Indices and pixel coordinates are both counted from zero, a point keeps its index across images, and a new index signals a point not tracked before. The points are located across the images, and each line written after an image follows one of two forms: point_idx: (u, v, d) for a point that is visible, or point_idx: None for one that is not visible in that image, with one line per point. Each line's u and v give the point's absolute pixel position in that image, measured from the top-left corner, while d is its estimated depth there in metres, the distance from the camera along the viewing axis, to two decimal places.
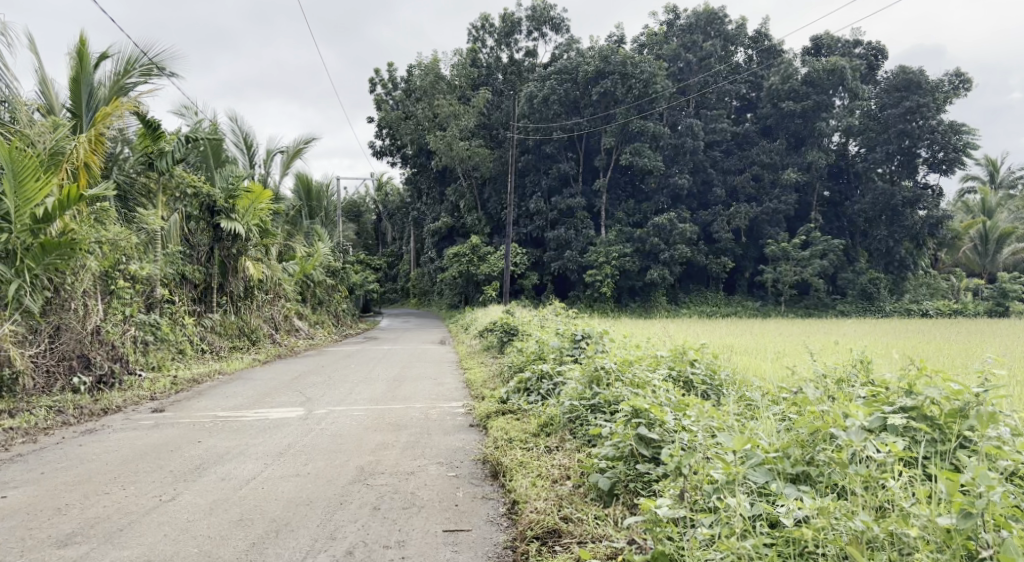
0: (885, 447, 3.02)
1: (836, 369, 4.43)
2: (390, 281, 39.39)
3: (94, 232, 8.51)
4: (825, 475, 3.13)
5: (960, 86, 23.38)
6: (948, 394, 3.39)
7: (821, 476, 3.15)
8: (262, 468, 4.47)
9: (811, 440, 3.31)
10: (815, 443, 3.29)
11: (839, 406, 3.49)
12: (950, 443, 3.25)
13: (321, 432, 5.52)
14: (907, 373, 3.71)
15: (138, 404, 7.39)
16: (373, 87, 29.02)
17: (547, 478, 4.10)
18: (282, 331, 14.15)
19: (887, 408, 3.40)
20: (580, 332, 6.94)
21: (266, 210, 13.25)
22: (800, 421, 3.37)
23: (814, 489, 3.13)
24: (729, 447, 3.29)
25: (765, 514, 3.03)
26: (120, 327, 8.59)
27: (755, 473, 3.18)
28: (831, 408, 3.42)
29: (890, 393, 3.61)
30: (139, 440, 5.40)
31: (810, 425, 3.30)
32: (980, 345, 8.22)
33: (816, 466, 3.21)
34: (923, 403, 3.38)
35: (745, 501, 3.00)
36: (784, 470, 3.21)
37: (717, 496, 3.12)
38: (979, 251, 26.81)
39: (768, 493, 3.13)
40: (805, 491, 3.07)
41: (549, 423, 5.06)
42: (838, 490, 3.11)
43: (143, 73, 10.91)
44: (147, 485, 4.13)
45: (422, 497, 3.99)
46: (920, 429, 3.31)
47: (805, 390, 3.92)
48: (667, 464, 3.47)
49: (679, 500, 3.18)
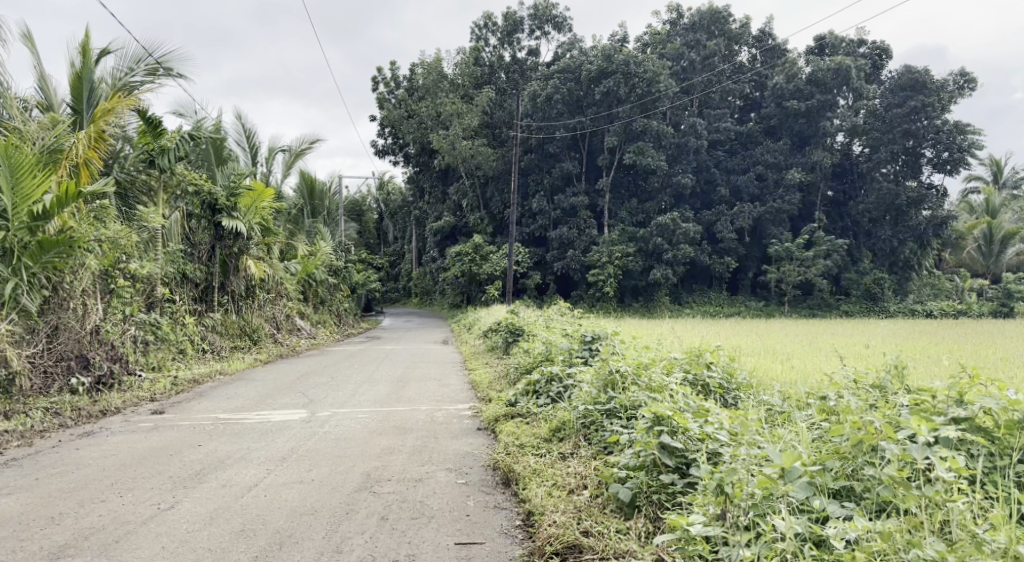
0: (948, 463, 2.86)
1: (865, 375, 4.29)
2: (393, 280, 39.28)
3: (94, 230, 8.38)
4: (872, 491, 2.99)
5: (965, 86, 23.14)
6: (1004, 404, 3.24)
7: (866, 492, 3.01)
8: (264, 474, 4.32)
9: (854, 452, 3.16)
10: (859, 455, 3.14)
11: (884, 416, 3.32)
12: (1007, 458, 3.11)
13: (324, 436, 5.37)
14: (954, 382, 3.55)
15: (137, 406, 7.24)
16: (375, 86, 28.90)
17: (563, 488, 3.95)
18: (284, 330, 14.02)
19: (940, 419, 3.23)
20: (589, 333, 6.75)
21: (268, 209, 13.12)
22: (842, 431, 3.21)
23: (860, 506, 2.99)
24: (769, 459, 3.12)
25: (810, 533, 2.88)
26: (120, 327, 8.46)
27: (797, 489, 3.00)
28: (875, 418, 3.26)
29: (939, 403, 3.45)
30: (138, 444, 5.26)
31: (853, 437, 3.14)
32: (992, 346, 8.13)
33: (862, 481, 3.05)
34: (977, 414, 3.23)
35: (791, 520, 2.84)
36: (826, 485, 3.04)
37: (756, 513, 2.96)
38: (983, 251, 26.57)
39: (811, 511, 2.98)
40: (852, 509, 2.92)
41: (561, 428, 4.92)
42: (883, 507, 2.97)
43: (148, 73, 10.79)
44: (146, 493, 3.99)
45: (432, 506, 3.85)
46: (975, 441, 3.16)
47: (842, 398, 3.75)
48: (701, 479, 3.29)
49: (715, 518, 3.02)
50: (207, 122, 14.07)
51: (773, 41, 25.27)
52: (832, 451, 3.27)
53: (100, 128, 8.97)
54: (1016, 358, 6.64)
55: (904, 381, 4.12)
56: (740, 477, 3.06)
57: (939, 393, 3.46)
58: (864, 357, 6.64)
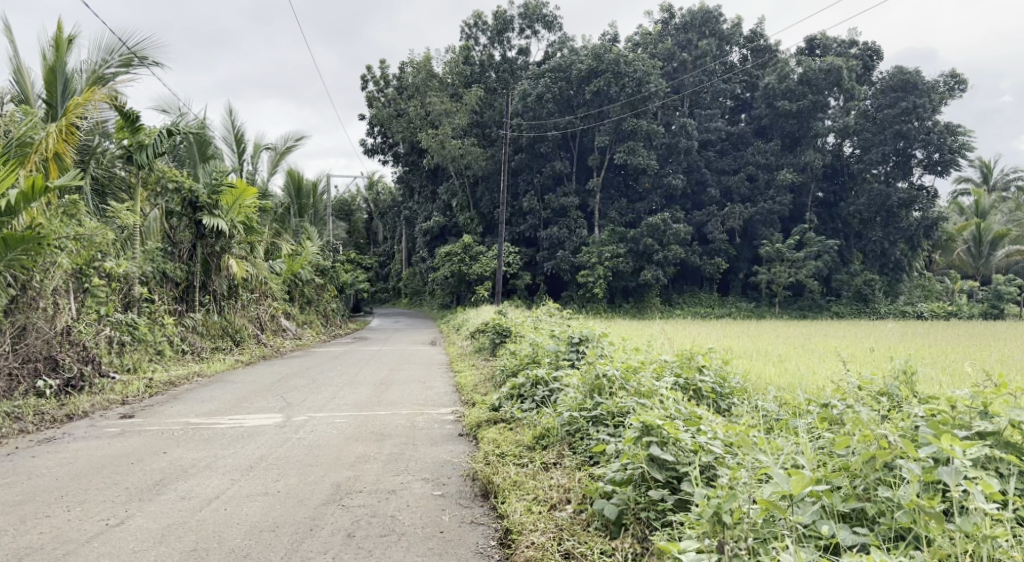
0: (985, 488, 2.59)
1: (873, 381, 4.06)
2: (382, 281, 38.90)
3: (65, 228, 8.07)
4: (888, 515, 2.75)
5: (955, 87, 23.10)
6: None
7: (880, 517, 2.78)
8: (227, 485, 4.05)
9: (865, 469, 2.94)
10: (870, 473, 2.92)
11: (902, 431, 3.07)
12: None
13: (297, 443, 5.09)
14: (978, 392, 3.30)
15: (106, 410, 6.94)
16: (364, 85, 28.56)
17: (544, 503, 3.72)
18: (268, 331, 13.68)
19: (967, 435, 2.97)
20: (577, 335, 6.48)
21: (251, 206, 12.69)
22: (853, 447, 2.98)
23: (873, 532, 2.74)
24: (776, 478, 2.86)
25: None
26: (94, 327, 8.24)
27: (805, 514, 2.76)
28: (891, 433, 3.02)
29: (962, 413, 3.19)
30: (98, 451, 4.97)
31: (866, 454, 2.92)
32: (986, 349, 7.93)
33: (877, 503, 2.82)
34: (1006, 428, 2.98)
35: (799, 552, 2.58)
36: (835, 507, 2.82)
37: (759, 543, 2.70)
38: (972, 252, 26.33)
39: (819, 537, 2.76)
40: (864, 537, 2.68)
41: (545, 434, 4.70)
42: (901, 534, 2.73)
43: (123, 64, 10.51)
44: (95, 507, 3.72)
45: (403, 521, 3.60)
46: (1005, 460, 2.90)
47: (849, 410, 3.49)
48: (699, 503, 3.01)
49: (711, 545, 2.78)
50: (190, 118, 13.77)
51: (763, 42, 25.02)
52: (840, 468, 3.05)
53: (70, 121, 8.59)
54: (1020, 362, 6.41)
55: (912, 388, 3.91)
56: (738, 503, 2.82)
57: (958, 405, 3.24)
58: (864, 360, 6.46)
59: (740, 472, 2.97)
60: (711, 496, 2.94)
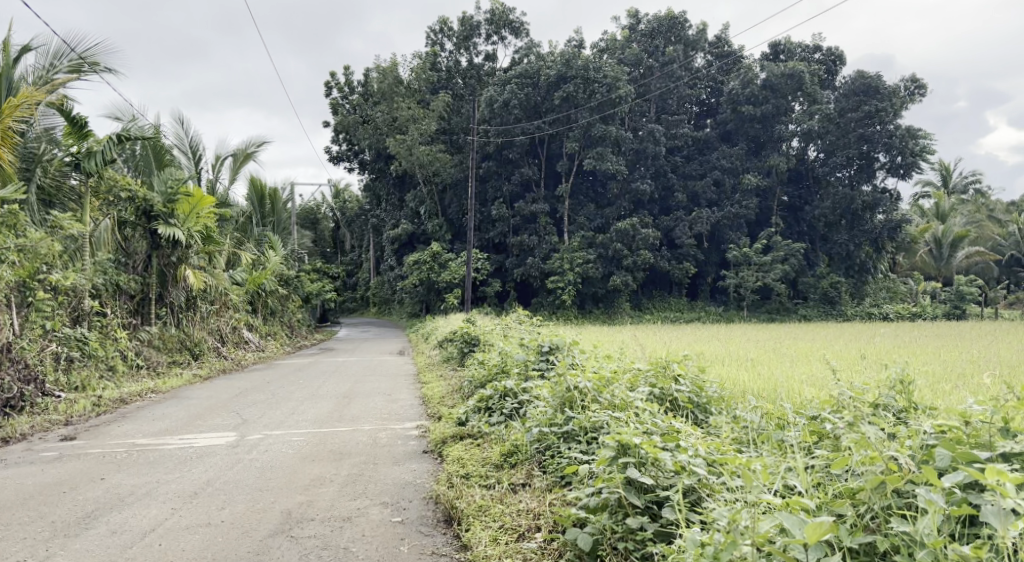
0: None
1: (869, 393, 3.86)
2: (349, 290, 38.13)
3: (7, 239, 7.59)
4: (906, 552, 2.52)
5: (915, 91, 23.58)
6: None
7: (894, 552, 2.57)
8: (166, 516, 3.70)
9: (873, 495, 2.73)
10: (880, 500, 2.71)
11: (914, 456, 2.85)
12: None
13: (248, 465, 4.74)
14: (993, 406, 3.12)
15: (47, 432, 6.45)
16: (329, 92, 28.01)
17: (511, 532, 3.46)
18: (229, 343, 13.13)
19: (993, 457, 2.75)
20: (547, 344, 6.25)
21: (211, 215, 11.92)
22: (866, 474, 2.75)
23: None
24: (781, 511, 2.60)
25: None
26: (38, 343, 7.76)
27: (812, 550, 2.51)
28: (910, 459, 2.79)
29: (978, 429, 3.00)
30: (28, 479, 4.55)
31: (875, 479, 2.70)
32: (958, 348, 8.02)
33: (893, 537, 2.61)
34: None
35: None
36: (843, 544, 2.59)
37: None
38: (933, 254, 26.93)
39: None
40: None
41: (513, 452, 4.46)
42: None
43: (71, 69, 10.05)
44: (12, 545, 3.35)
45: (357, 554, 3.29)
46: None
47: (851, 430, 3.26)
48: (693, 540, 2.73)
49: None
50: (143, 126, 13.22)
51: (728, 48, 25.31)
52: (848, 494, 2.83)
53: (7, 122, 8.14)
54: (994, 361, 6.44)
55: (910, 400, 3.74)
56: (738, 549, 2.56)
57: (973, 419, 3.04)
58: (849, 367, 6.28)
59: (737, 513, 2.72)
60: (706, 541, 2.69)
